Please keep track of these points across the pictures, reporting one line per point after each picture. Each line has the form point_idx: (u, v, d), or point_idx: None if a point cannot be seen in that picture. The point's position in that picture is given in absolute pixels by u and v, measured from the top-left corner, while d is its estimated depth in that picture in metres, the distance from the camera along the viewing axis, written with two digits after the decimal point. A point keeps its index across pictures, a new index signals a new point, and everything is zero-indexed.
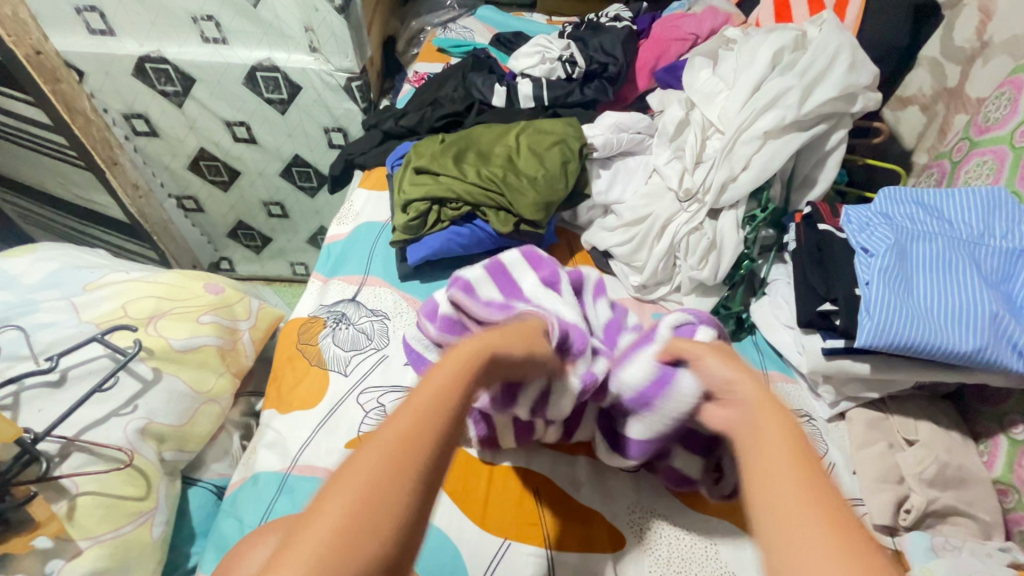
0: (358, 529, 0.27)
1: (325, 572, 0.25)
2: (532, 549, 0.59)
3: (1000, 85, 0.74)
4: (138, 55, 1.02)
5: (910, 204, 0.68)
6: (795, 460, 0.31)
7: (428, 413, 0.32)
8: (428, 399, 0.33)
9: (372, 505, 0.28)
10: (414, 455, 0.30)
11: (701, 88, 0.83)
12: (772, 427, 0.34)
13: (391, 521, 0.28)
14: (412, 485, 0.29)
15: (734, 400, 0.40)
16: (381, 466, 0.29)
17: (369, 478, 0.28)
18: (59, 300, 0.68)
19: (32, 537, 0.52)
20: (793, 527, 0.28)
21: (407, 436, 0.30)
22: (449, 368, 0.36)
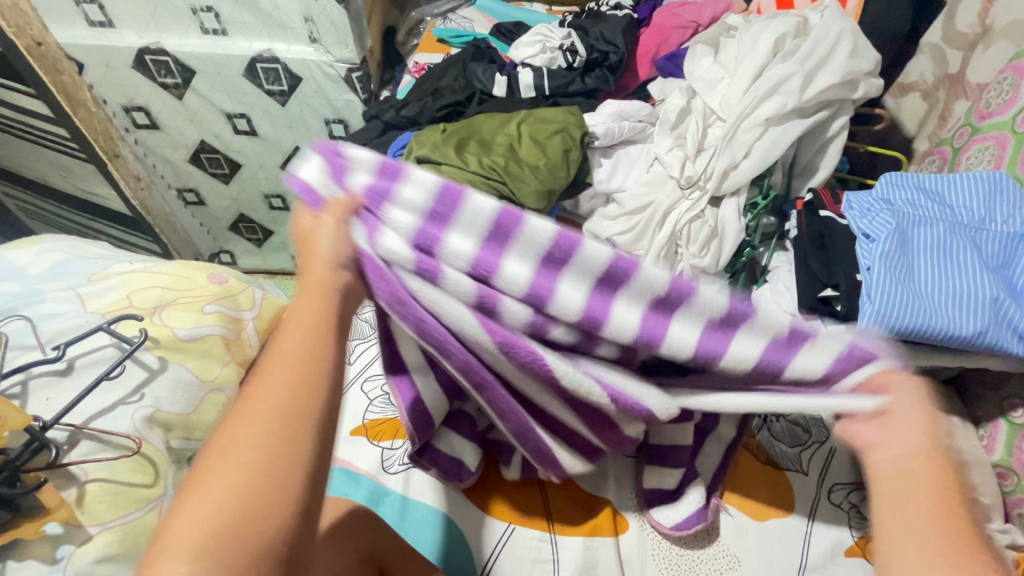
0: (248, 493, 0.30)
1: (213, 539, 0.29)
2: (537, 533, 0.60)
3: (1001, 71, 0.74)
4: (137, 47, 1.01)
5: (911, 189, 0.68)
6: (939, 496, 0.34)
7: (294, 363, 0.34)
8: (291, 353, 0.35)
9: (254, 470, 0.30)
10: (287, 416, 0.32)
11: (703, 75, 0.82)
12: (895, 454, 0.36)
13: (280, 481, 0.30)
14: (299, 441, 0.32)
15: (893, 429, 0.37)
16: (256, 432, 0.31)
17: (248, 445, 0.31)
18: (64, 290, 0.69)
19: (43, 522, 0.53)
20: (912, 533, 0.33)
21: (275, 397, 0.33)
22: (306, 317, 0.36)
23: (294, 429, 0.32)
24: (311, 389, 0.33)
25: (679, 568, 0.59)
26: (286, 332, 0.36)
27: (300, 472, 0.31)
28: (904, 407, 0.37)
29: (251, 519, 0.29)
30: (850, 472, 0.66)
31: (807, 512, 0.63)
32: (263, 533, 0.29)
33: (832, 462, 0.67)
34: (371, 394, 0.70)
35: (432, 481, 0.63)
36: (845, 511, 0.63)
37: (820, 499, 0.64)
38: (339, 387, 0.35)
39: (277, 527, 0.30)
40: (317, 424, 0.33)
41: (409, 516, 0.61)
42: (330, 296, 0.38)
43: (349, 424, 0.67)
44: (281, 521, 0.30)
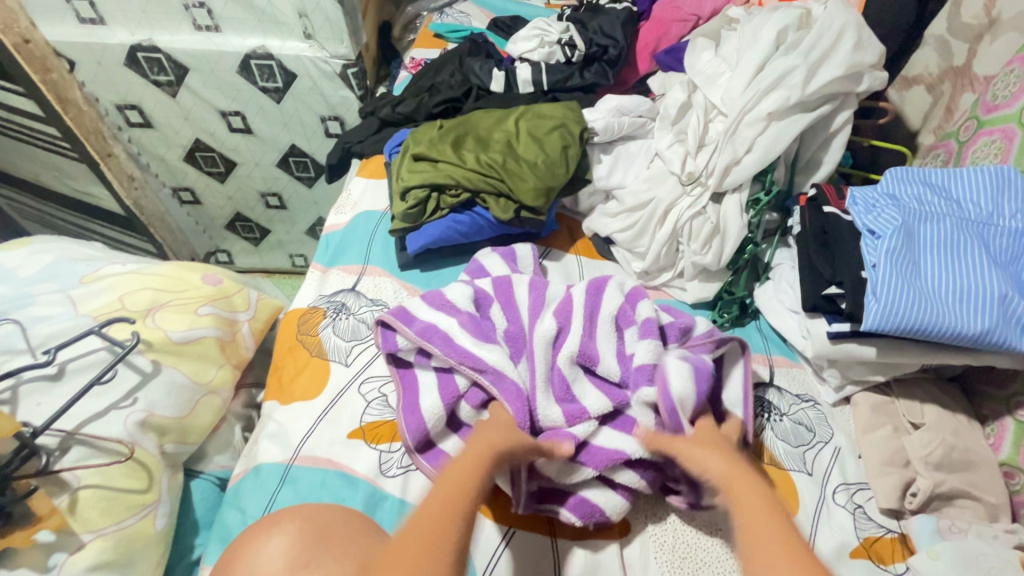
0: (444, 509, 0.39)
1: None
2: (537, 538, 0.60)
3: (1008, 62, 0.73)
4: (130, 44, 1.00)
5: (917, 184, 0.66)
6: (765, 500, 0.40)
7: (475, 452, 0.48)
8: (465, 478, 0.43)
9: (451, 483, 0.43)
10: (457, 516, 0.39)
11: (704, 69, 0.81)
12: (712, 459, 0.48)
13: (465, 498, 0.41)
14: (470, 489, 0.42)
15: (708, 468, 0.47)
16: (446, 483, 0.43)
17: (439, 486, 0.42)
18: (55, 292, 0.67)
19: (33, 531, 0.52)
20: (766, 548, 0.35)
21: (473, 451, 0.48)
22: (488, 439, 0.51)
23: (476, 468, 0.45)
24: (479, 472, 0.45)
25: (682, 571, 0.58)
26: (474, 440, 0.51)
27: (472, 506, 0.41)
28: (715, 459, 0.47)
29: (447, 526, 0.37)
30: (855, 473, 0.65)
31: (811, 514, 0.62)
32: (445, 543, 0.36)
33: (837, 463, 0.66)
34: (369, 396, 0.68)
35: (431, 485, 0.62)
36: (850, 512, 0.62)
37: (825, 501, 0.63)
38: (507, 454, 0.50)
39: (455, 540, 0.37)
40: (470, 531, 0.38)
41: (408, 521, 0.60)
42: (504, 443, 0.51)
43: (346, 427, 0.66)
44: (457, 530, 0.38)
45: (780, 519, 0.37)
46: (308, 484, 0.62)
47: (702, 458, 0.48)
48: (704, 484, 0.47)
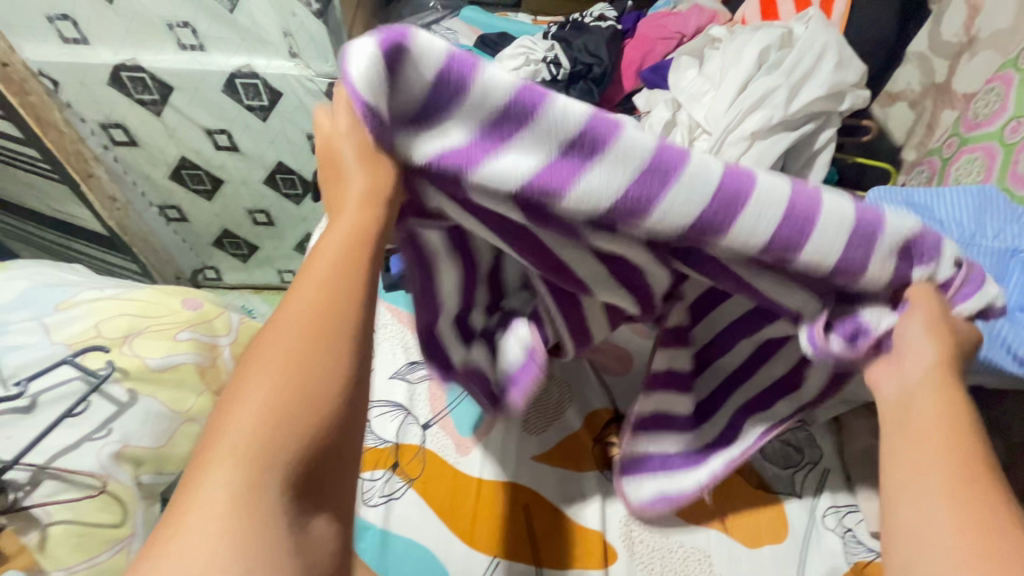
0: (275, 425, 0.25)
1: (235, 509, 0.23)
2: (523, 567, 0.58)
3: (988, 80, 0.73)
4: (112, 64, 0.99)
5: (900, 204, 0.66)
6: (956, 421, 0.34)
7: (312, 308, 0.29)
8: (296, 320, 0.29)
9: (281, 391, 0.26)
10: (299, 388, 0.27)
11: (687, 87, 0.81)
12: (917, 360, 0.37)
13: (314, 399, 0.27)
14: (321, 390, 0.27)
15: (902, 372, 0.38)
16: (268, 388, 0.26)
17: (261, 394, 0.26)
18: (30, 320, 0.66)
19: (1, 571, 0.50)
20: (923, 459, 0.32)
21: (310, 299, 0.30)
22: (342, 226, 0.33)
23: (328, 336, 0.28)
24: (327, 344, 0.28)
25: None
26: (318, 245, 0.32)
27: (333, 408, 0.27)
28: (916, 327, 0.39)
29: (272, 461, 0.25)
30: (845, 494, 0.64)
31: (800, 539, 0.61)
32: (286, 481, 0.25)
33: (827, 483, 0.65)
34: None
35: (413, 514, 0.61)
36: (840, 536, 0.61)
37: (814, 525, 0.62)
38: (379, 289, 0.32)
39: (293, 476, 0.25)
40: (331, 406, 0.27)
41: (389, 552, 0.58)
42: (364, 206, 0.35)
43: None
44: (296, 457, 0.25)
45: (982, 470, 0.31)
46: None
47: (911, 341, 0.38)
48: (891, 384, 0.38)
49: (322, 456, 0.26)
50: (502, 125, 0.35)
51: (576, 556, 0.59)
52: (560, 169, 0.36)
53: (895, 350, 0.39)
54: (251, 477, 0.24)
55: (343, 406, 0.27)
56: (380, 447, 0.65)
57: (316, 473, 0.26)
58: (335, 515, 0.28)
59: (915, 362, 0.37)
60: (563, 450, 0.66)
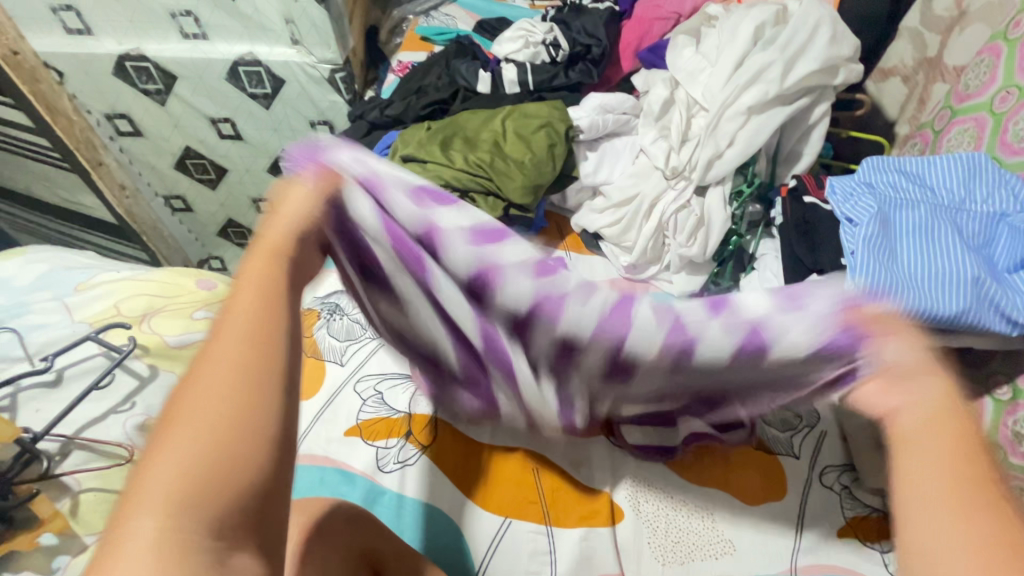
0: (204, 468, 0.27)
1: (177, 513, 0.25)
2: (534, 526, 0.61)
3: (979, 52, 0.75)
4: (117, 54, 1.00)
5: (892, 172, 0.69)
6: (961, 444, 0.31)
7: (234, 359, 0.30)
8: (231, 357, 0.31)
9: (208, 437, 0.27)
10: (237, 419, 0.28)
11: (685, 66, 0.83)
12: (926, 401, 0.33)
13: (248, 431, 0.28)
14: (250, 436, 0.28)
15: (910, 387, 0.35)
16: (197, 429, 0.28)
17: (186, 443, 0.27)
18: (51, 301, 0.68)
19: (37, 534, 0.52)
20: (935, 489, 0.30)
21: (234, 347, 0.31)
22: (259, 275, 0.35)
23: (257, 378, 0.30)
24: (250, 388, 0.30)
25: (675, 555, 0.60)
26: (238, 292, 0.34)
27: (261, 454, 0.28)
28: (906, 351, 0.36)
29: (192, 508, 0.26)
30: (841, 455, 0.67)
31: (800, 497, 0.64)
32: (217, 519, 0.26)
33: (824, 445, 0.68)
34: (365, 394, 0.69)
35: (428, 479, 0.63)
36: (837, 493, 0.65)
37: (812, 484, 0.65)
38: (297, 328, 0.34)
39: (221, 516, 0.26)
40: (272, 436, 0.29)
41: (405, 514, 0.61)
42: (285, 246, 0.37)
43: (343, 425, 0.67)
44: (230, 503, 0.27)
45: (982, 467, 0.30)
46: (308, 481, 0.63)
47: (892, 366, 0.36)
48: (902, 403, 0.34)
49: (259, 499, 0.28)
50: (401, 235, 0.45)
51: (584, 514, 0.62)
52: (441, 201, 0.44)
53: (892, 372, 0.36)
54: (170, 519, 0.25)
55: (275, 444, 0.29)
56: (393, 417, 0.67)
57: (253, 514, 0.27)
58: (269, 557, 0.28)
59: (918, 384, 0.34)
60: None
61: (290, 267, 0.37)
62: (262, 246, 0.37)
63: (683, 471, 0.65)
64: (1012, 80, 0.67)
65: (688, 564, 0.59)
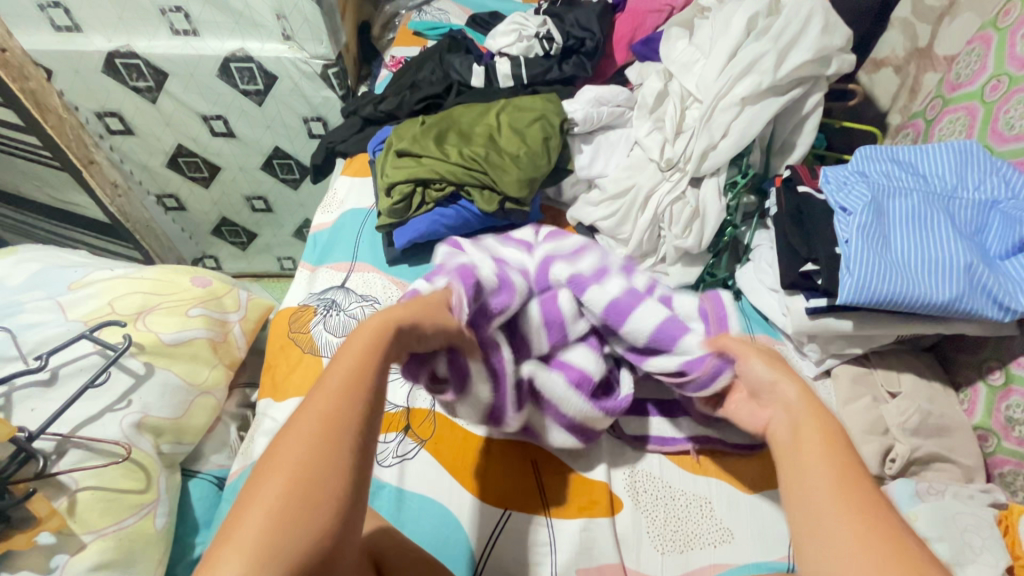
0: (282, 531, 0.30)
1: (260, 565, 0.29)
2: (533, 517, 0.61)
3: (969, 42, 0.75)
4: (107, 51, 0.99)
5: (885, 160, 0.69)
6: (825, 439, 0.39)
7: (313, 449, 0.33)
8: (323, 425, 0.34)
9: (279, 517, 0.30)
10: (319, 482, 0.32)
11: (678, 57, 0.83)
12: (806, 428, 0.40)
13: (326, 498, 0.32)
14: (315, 530, 0.31)
15: (777, 397, 0.45)
16: (286, 485, 0.31)
17: (260, 525, 0.30)
18: (44, 299, 0.68)
19: (33, 533, 0.52)
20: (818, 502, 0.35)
21: (314, 435, 0.33)
22: (363, 346, 0.39)
23: (328, 473, 0.32)
24: (323, 484, 0.32)
25: (674, 543, 0.60)
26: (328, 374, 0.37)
27: (332, 520, 0.32)
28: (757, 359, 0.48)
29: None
30: None
31: None
32: None
33: None
34: None
35: (427, 472, 0.63)
36: None
37: None
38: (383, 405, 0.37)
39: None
40: (344, 503, 0.32)
41: (405, 508, 0.61)
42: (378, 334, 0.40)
43: None
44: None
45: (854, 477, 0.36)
46: None
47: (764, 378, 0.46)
48: (767, 419, 0.46)
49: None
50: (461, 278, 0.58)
51: (583, 504, 0.62)
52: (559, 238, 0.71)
53: (755, 385, 0.47)
54: (256, 570, 0.28)
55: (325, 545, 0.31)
56: (391, 412, 0.67)
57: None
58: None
59: (772, 394, 0.45)
60: None
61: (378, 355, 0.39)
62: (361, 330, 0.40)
63: (681, 461, 0.66)
64: (1003, 68, 0.68)
65: (687, 552, 0.60)
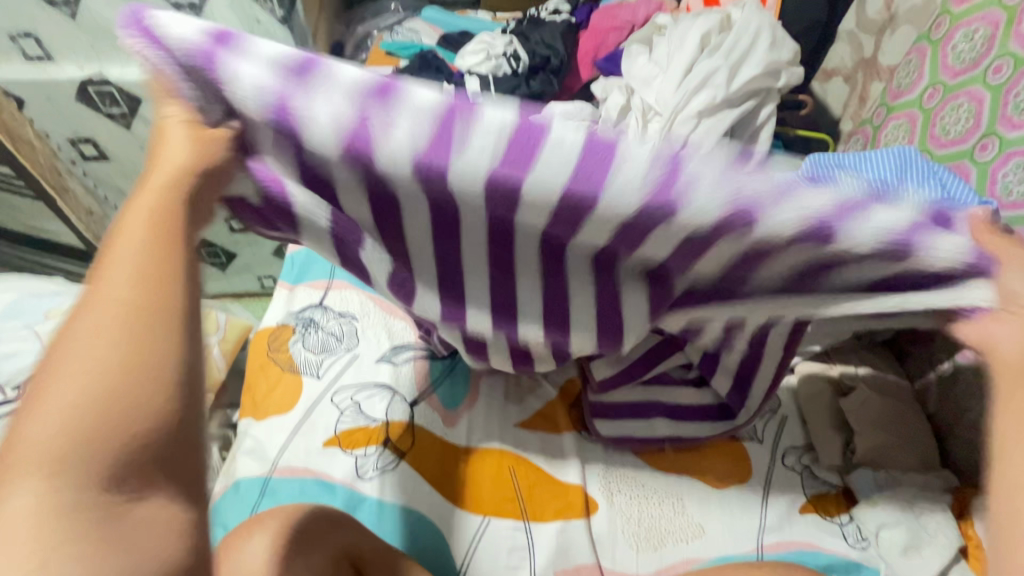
0: (89, 425, 0.26)
1: (66, 461, 0.25)
2: (511, 522, 0.63)
3: (908, 53, 0.80)
4: (79, 79, 1.00)
5: (831, 167, 0.74)
6: None
7: (120, 302, 0.29)
8: (115, 302, 0.29)
9: (98, 371, 0.27)
10: (129, 357, 0.27)
11: (639, 73, 0.86)
12: None
13: (144, 369, 0.27)
14: (149, 367, 0.28)
15: (946, 345, 0.36)
16: (75, 377, 0.27)
17: (74, 388, 0.26)
18: (22, 329, 0.70)
19: None
20: None
21: (122, 288, 0.29)
22: (154, 210, 0.33)
23: (147, 319, 0.29)
24: (141, 329, 0.28)
25: (648, 541, 0.63)
26: (124, 228, 0.32)
27: (158, 389, 0.27)
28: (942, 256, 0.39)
29: (88, 454, 0.26)
30: (801, 437, 0.71)
31: (763, 480, 0.67)
32: (106, 471, 0.26)
33: (785, 429, 0.71)
34: (342, 405, 0.71)
35: (407, 484, 0.65)
36: (798, 472, 0.68)
37: (775, 466, 0.68)
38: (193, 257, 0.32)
39: (124, 447, 0.26)
40: (171, 369, 0.28)
41: (386, 519, 0.63)
42: (184, 179, 0.36)
43: (321, 436, 0.68)
44: (130, 435, 0.26)
45: None
46: (288, 493, 0.64)
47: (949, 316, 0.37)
48: None
49: (164, 431, 0.27)
50: (387, 100, 0.35)
51: (561, 508, 0.64)
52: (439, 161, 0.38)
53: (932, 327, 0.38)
54: (54, 479, 0.25)
55: (172, 377, 0.28)
56: (371, 426, 0.69)
57: (161, 449, 0.27)
58: (183, 482, 0.28)
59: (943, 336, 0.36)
60: (542, 415, 0.71)
61: (187, 198, 0.35)
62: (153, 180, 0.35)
63: (653, 462, 0.68)
64: (938, 78, 0.73)
65: (660, 549, 0.62)
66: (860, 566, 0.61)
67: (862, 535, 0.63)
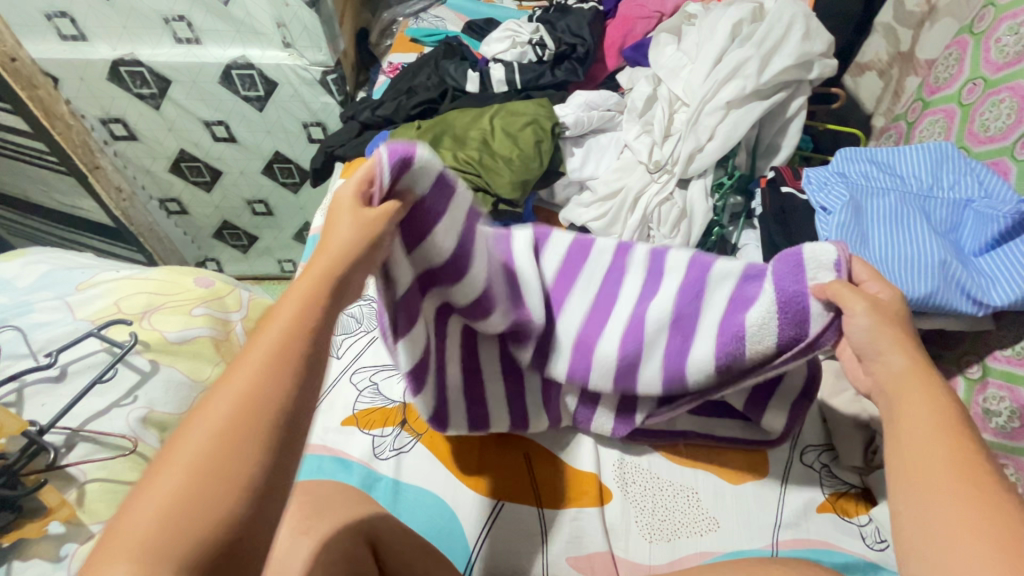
0: (183, 515, 0.25)
1: (151, 554, 0.24)
2: (525, 507, 0.63)
3: (947, 47, 0.78)
4: (111, 59, 1.02)
5: (864, 162, 0.73)
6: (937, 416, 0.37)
7: (244, 394, 0.29)
8: (239, 394, 0.29)
9: (207, 461, 0.27)
10: (233, 458, 0.27)
11: (667, 62, 0.85)
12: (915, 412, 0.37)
13: (246, 470, 0.27)
14: (235, 485, 0.26)
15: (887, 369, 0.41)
16: (188, 463, 0.26)
17: (179, 480, 0.26)
18: (54, 299, 0.72)
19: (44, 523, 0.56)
20: (929, 488, 0.34)
21: (249, 376, 0.29)
22: (297, 302, 0.33)
23: (260, 418, 0.28)
24: (249, 427, 0.28)
25: (662, 532, 0.62)
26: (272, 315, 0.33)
27: (249, 485, 0.27)
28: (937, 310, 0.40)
29: (172, 548, 0.25)
30: (821, 435, 0.70)
31: (781, 475, 0.66)
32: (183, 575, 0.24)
33: (803, 426, 0.70)
34: (361, 385, 0.72)
35: (422, 465, 0.66)
36: (817, 470, 0.67)
37: (793, 462, 0.67)
38: (319, 359, 0.32)
39: (205, 549, 0.25)
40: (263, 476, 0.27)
41: (402, 498, 0.63)
42: (336, 268, 0.36)
43: (340, 415, 0.69)
44: (200, 546, 0.25)
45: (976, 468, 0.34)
46: (306, 469, 0.65)
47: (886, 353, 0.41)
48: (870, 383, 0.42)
49: (238, 535, 0.26)
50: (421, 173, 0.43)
51: (576, 495, 0.64)
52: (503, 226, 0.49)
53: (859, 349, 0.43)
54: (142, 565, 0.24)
55: (264, 482, 0.27)
56: (389, 407, 0.70)
57: (230, 549, 0.26)
58: None
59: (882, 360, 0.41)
60: None
61: (334, 287, 0.35)
62: (312, 266, 0.36)
63: (670, 454, 0.68)
64: (978, 73, 0.71)
65: (674, 540, 0.62)
66: (878, 566, 0.60)
67: (881, 537, 0.62)
